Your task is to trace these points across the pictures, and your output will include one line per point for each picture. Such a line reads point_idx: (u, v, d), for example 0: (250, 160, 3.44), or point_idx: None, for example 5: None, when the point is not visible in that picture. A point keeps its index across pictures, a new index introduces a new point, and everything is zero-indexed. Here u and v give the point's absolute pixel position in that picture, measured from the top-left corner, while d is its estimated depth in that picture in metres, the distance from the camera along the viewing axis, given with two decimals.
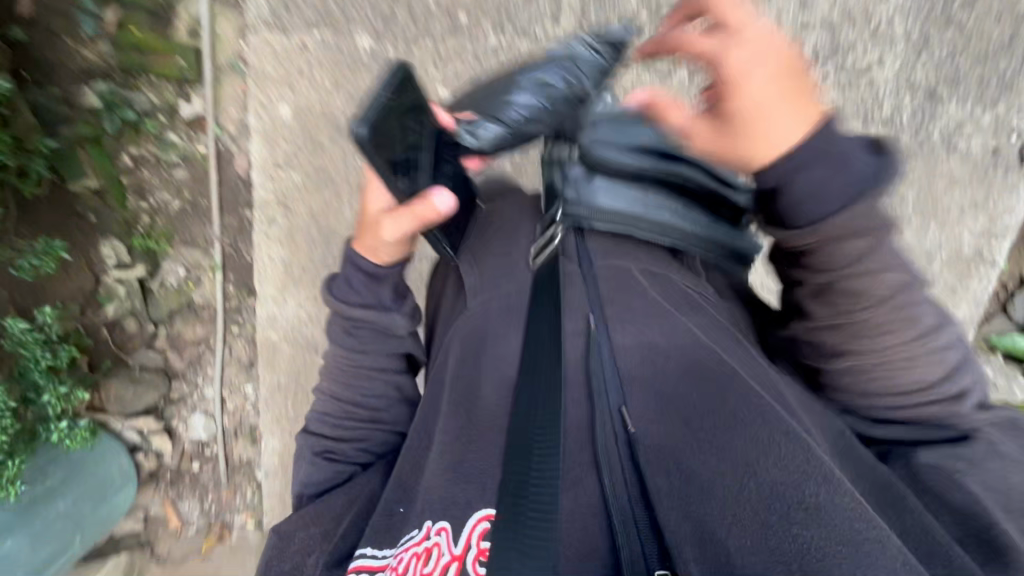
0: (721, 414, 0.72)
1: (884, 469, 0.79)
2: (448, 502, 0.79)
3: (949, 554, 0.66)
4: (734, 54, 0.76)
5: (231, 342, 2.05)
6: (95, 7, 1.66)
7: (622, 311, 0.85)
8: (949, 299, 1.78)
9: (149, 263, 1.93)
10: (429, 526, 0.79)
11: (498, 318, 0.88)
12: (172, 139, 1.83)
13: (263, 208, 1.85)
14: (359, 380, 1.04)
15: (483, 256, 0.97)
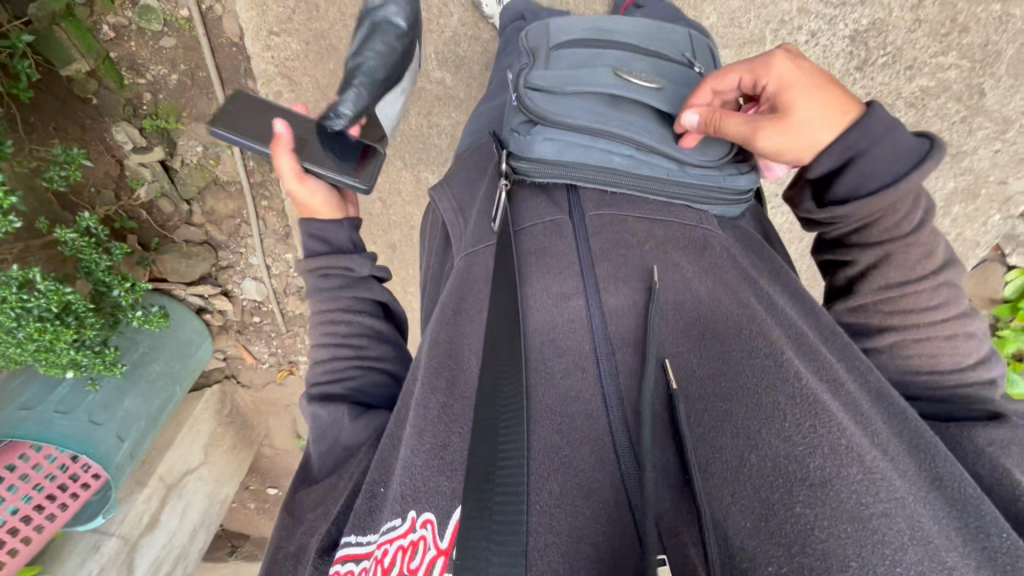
0: (738, 384, 0.70)
1: (921, 430, 0.68)
2: (431, 490, 0.68)
3: (993, 531, 0.57)
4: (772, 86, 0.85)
5: (264, 215, 2.14)
6: None
7: (608, 273, 0.82)
8: (1010, 170, 1.70)
9: (166, 142, 1.88)
10: (413, 516, 0.67)
11: (481, 272, 0.88)
12: (151, 3, 1.70)
13: (267, 81, 1.78)
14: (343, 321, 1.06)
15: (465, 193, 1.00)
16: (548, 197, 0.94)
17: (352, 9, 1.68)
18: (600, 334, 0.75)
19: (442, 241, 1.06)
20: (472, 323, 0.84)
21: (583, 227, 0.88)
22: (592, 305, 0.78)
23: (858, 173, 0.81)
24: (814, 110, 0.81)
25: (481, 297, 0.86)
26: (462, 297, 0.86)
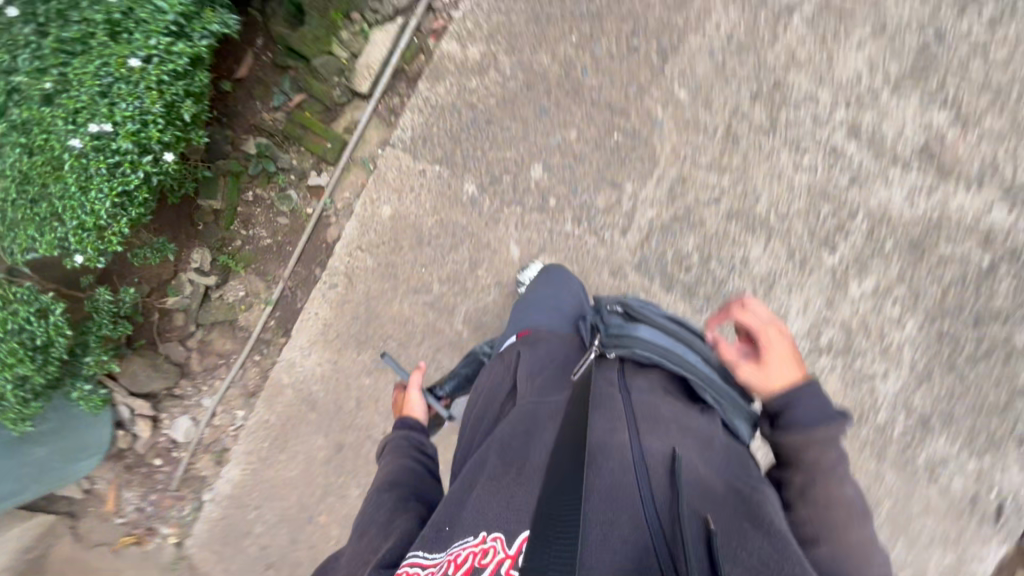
0: (734, 534, 0.86)
1: None
2: (504, 518, 0.92)
3: None
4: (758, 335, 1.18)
5: (248, 366, 2.30)
6: (289, 90, 2.16)
7: (648, 422, 1.02)
8: None
9: (222, 276, 2.27)
10: (485, 534, 0.91)
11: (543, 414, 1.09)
12: (291, 194, 2.23)
13: (332, 275, 2.19)
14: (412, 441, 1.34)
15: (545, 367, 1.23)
16: (601, 371, 1.14)
17: (424, 261, 2.11)
18: (640, 463, 0.93)
19: (504, 395, 1.24)
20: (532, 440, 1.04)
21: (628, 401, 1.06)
22: (633, 440, 0.97)
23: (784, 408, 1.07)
24: (779, 356, 1.12)
25: (542, 425, 1.07)
26: (529, 423, 1.09)
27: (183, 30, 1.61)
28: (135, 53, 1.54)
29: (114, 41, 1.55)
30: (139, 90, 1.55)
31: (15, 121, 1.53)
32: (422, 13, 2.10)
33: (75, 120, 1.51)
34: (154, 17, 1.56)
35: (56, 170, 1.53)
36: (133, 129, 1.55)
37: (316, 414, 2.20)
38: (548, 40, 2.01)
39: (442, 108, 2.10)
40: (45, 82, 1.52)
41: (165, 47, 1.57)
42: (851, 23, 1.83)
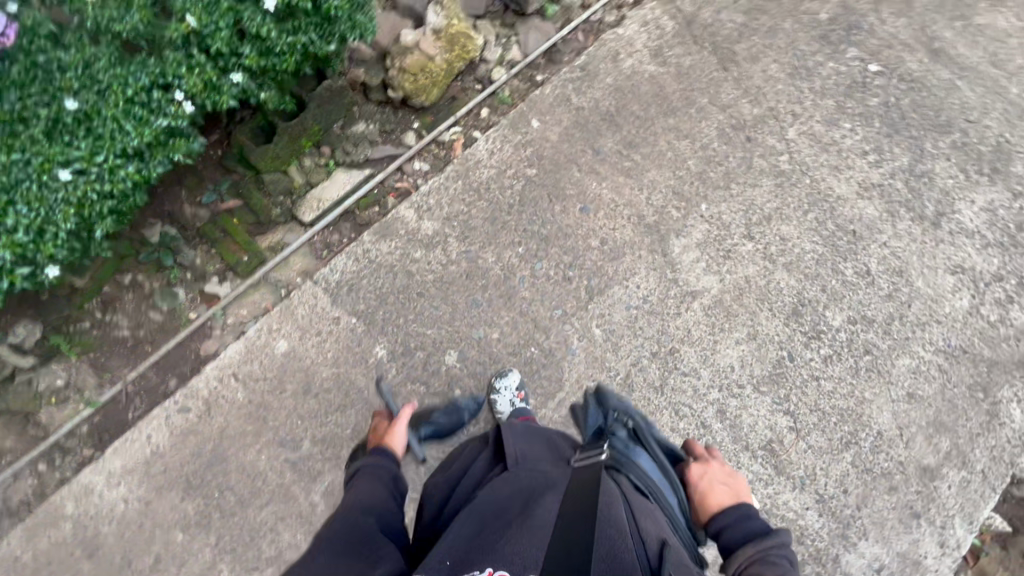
0: None
1: None
2: (514, 557, 1.09)
3: None
4: (702, 473, 1.56)
5: (24, 475, 1.82)
6: (225, 191, 2.02)
7: (639, 509, 1.27)
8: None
9: (43, 357, 1.87)
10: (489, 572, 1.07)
11: (544, 483, 1.28)
12: (178, 292, 1.97)
13: (189, 396, 1.90)
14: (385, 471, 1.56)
15: (536, 441, 1.44)
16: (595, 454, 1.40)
17: (303, 412, 1.93)
18: (637, 542, 1.15)
19: (493, 459, 1.42)
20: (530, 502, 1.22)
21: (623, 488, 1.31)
22: (632, 524, 1.20)
23: (726, 529, 1.35)
24: (721, 485, 1.50)
25: (544, 492, 1.24)
26: (530, 488, 1.25)
27: (143, 155, 1.59)
28: (68, 163, 1.48)
29: (49, 139, 1.46)
30: (53, 199, 1.49)
31: None
32: (390, 172, 2.17)
33: None
34: (112, 138, 1.51)
35: None
36: (22, 239, 1.47)
37: (92, 562, 1.75)
38: (498, 242, 2.15)
39: (378, 264, 2.08)
40: None
41: (107, 168, 1.53)
42: (734, 323, 2.23)
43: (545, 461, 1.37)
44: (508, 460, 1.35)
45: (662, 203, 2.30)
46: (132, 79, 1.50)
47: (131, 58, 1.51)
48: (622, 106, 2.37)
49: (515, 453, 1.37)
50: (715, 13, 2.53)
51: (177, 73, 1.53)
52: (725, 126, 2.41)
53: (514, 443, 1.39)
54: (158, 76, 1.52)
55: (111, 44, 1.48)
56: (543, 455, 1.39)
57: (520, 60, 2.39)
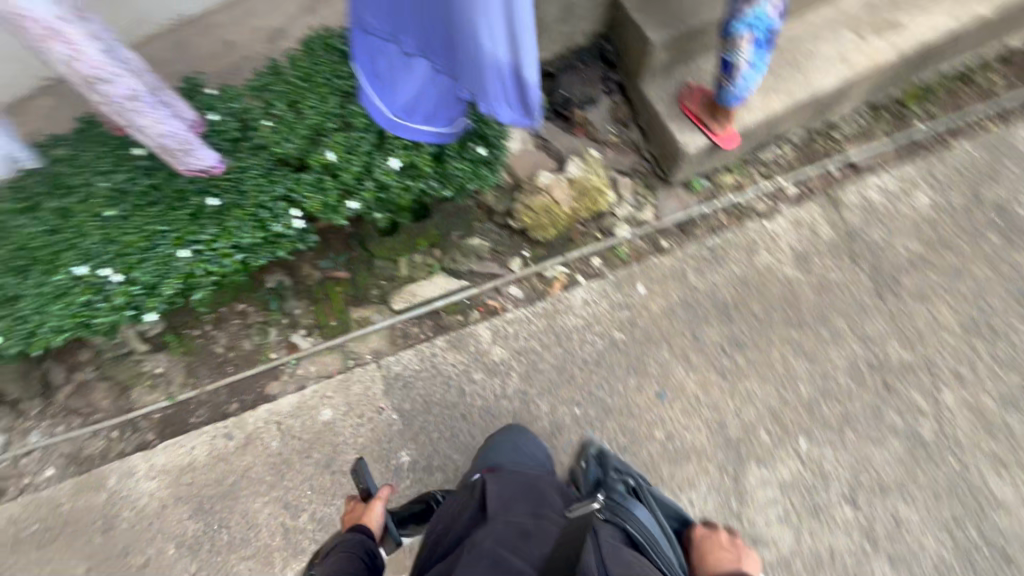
0: None
1: None
2: None
3: None
4: (712, 539, 1.62)
5: (97, 437, 2.12)
6: (341, 261, 2.27)
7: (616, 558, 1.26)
8: None
9: (155, 346, 2.20)
10: None
11: (523, 526, 1.31)
12: (270, 332, 2.22)
13: (238, 426, 2.09)
14: (352, 543, 1.57)
15: (514, 486, 1.45)
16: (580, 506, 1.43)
17: (317, 484, 2.00)
18: None
19: (473, 506, 1.42)
20: (509, 546, 1.24)
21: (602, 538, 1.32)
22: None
23: None
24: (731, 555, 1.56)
25: (520, 541, 1.26)
26: (508, 535, 1.27)
27: (251, 249, 1.79)
28: (195, 240, 1.73)
29: (191, 220, 1.75)
30: (171, 265, 1.72)
31: (66, 211, 1.72)
32: (485, 290, 2.24)
33: (104, 251, 1.69)
34: (234, 231, 1.74)
35: (52, 264, 1.68)
36: (133, 291, 1.71)
37: (102, 539, 1.96)
38: (557, 394, 2.08)
39: (438, 371, 2.13)
40: (116, 207, 1.72)
41: (221, 252, 1.75)
42: None
43: (522, 507, 1.39)
44: (489, 512, 1.36)
45: (752, 421, 2.02)
46: (270, 189, 1.77)
47: (277, 171, 1.79)
48: (741, 300, 2.19)
49: (496, 506, 1.37)
50: (886, 235, 2.27)
51: (305, 192, 1.77)
52: (859, 361, 2.08)
53: (495, 496, 1.40)
54: (290, 191, 1.78)
55: (267, 159, 1.79)
56: (524, 506, 1.39)
57: (651, 222, 2.34)
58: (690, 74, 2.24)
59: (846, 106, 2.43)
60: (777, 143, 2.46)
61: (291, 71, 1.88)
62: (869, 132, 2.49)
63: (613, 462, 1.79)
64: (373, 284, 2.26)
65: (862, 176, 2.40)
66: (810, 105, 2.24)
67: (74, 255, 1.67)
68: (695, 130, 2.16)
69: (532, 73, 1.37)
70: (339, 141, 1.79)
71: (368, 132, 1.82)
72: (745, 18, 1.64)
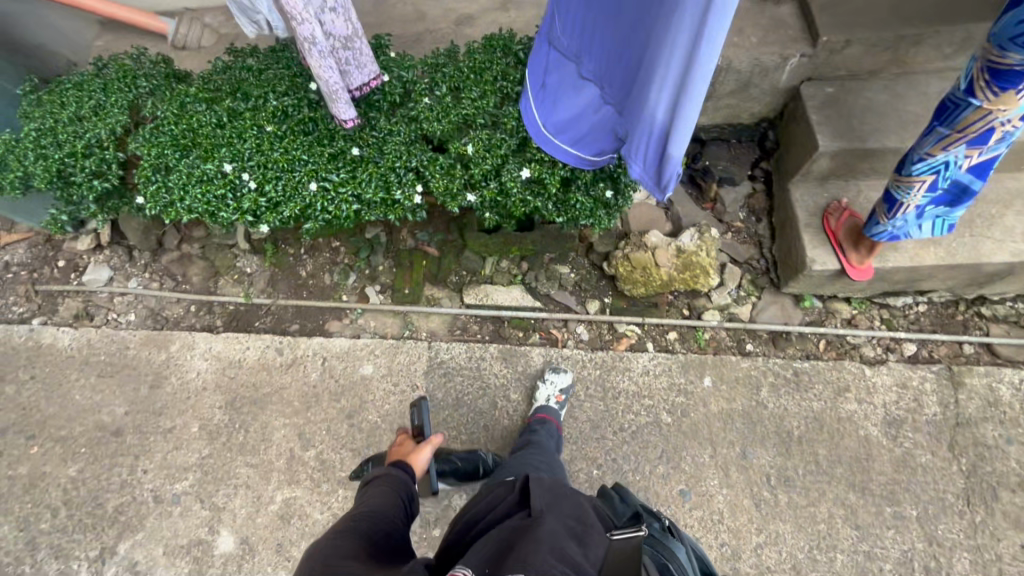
0: None
1: None
2: None
3: None
4: None
5: (179, 304, 2.35)
6: (435, 239, 2.35)
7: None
8: None
9: (255, 247, 2.41)
10: None
11: (573, 530, 1.13)
12: (350, 276, 2.35)
13: (290, 346, 2.23)
14: (389, 485, 1.40)
15: (559, 486, 1.27)
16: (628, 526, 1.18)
17: (333, 429, 2.08)
18: None
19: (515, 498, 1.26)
20: (556, 544, 1.07)
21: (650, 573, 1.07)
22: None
23: None
24: None
25: (566, 543, 1.08)
26: (556, 536, 1.09)
27: (369, 205, 1.91)
28: (327, 179, 1.87)
29: (331, 159, 1.89)
30: (300, 192, 1.88)
31: (238, 112, 1.92)
32: (553, 318, 2.25)
33: (253, 159, 1.88)
34: (362, 183, 1.87)
35: (209, 153, 1.88)
36: (261, 201, 1.87)
37: (147, 392, 2.16)
38: (582, 448, 2.05)
39: (479, 375, 2.16)
40: (276, 123, 1.89)
41: (344, 196, 1.88)
42: None
43: (568, 506, 1.21)
44: (534, 505, 1.19)
45: (770, 565, 1.85)
46: (406, 158, 1.88)
47: (416, 144, 1.90)
48: (808, 438, 2.02)
49: (541, 504, 1.19)
50: (1002, 439, 2.00)
51: (435, 172, 1.87)
52: (915, 559, 1.85)
53: (541, 494, 1.22)
54: (421, 166, 1.88)
55: (412, 130, 1.89)
56: (569, 509, 1.20)
57: (743, 320, 2.23)
58: (846, 192, 2.10)
59: (1010, 285, 2.17)
60: (913, 294, 2.25)
61: (466, 57, 1.95)
62: (1023, 321, 2.22)
63: (644, 503, 1.40)
64: (455, 270, 2.33)
65: (998, 365, 2.13)
66: (968, 270, 2.02)
67: (230, 153, 1.87)
68: (829, 249, 2.02)
69: (677, 150, 1.30)
70: (483, 135, 1.84)
71: (512, 136, 1.85)
72: (933, 161, 1.49)
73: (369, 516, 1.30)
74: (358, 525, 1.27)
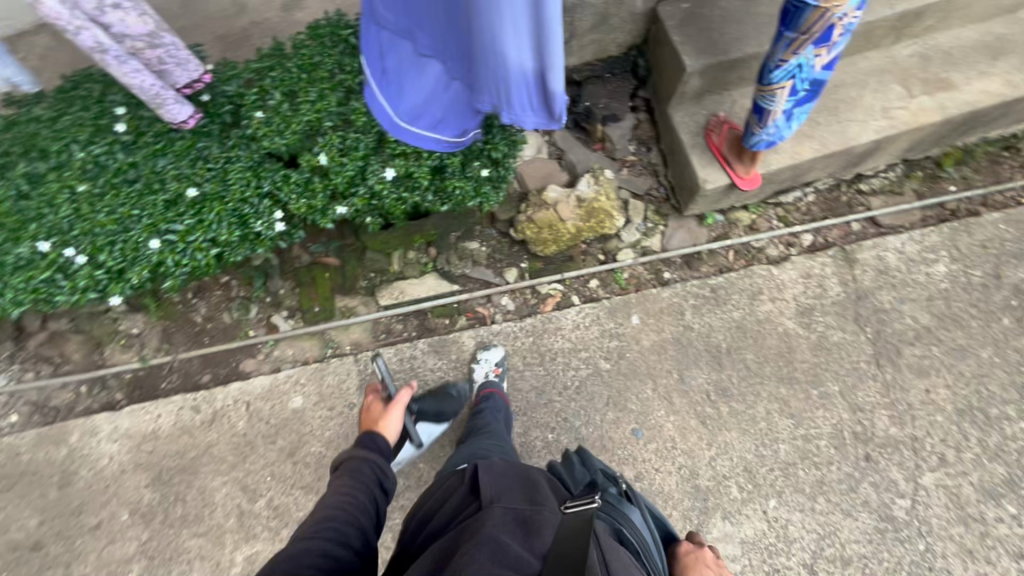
0: None
1: None
2: None
3: None
4: None
5: (65, 389, 2.09)
6: (332, 248, 2.19)
7: (619, 559, 1.05)
8: None
9: (134, 306, 2.14)
10: None
11: (519, 516, 1.13)
12: (251, 310, 2.17)
13: (206, 400, 2.06)
14: (366, 468, 1.35)
15: (506, 472, 1.29)
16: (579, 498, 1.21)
17: (277, 472, 1.98)
18: None
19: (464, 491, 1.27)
20: (502, 533, 1.07)
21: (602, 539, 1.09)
22: (603, 565, 1.01)
23: None
24: None
25: (513, 530, 1.09)
26: (501, 525, 1.09)
27: (229, 245, 1.81)
28: (172, 229, 1.75)
29: (169, 208, 1.76)
30: (144, 251, 1.74)
31: (48, 182, 1.74)
32: (475, 297, 2.18)
33: (79, 231, 1.72)
34: (212, 225, 1.76)
35: (25, 236, 1.70)
36: (104, 272, 1.73)
37: (57, 494, 1.95)
38: (532, 417, 2.06)
39: (415, 375, 2.09)
40: (95, 185, 1.74)
41: (197, 243, 1.76)
42: None
43: (516, 491, 1.22)
44: (482, 497, 1.19)
45: (725, 473, 1.98)
46: (254, 186, 1.80)
47: (267, 165, 1.82)
48: (736, 348, 2.13)
49: (490, 492, 1.19)
50: (897, 302, 2.19)
51: (290, 194, 1.80)
52: (845, 429, 2.03)
53: (490, 483, 1.23)
54: (277, 188, 1.81)
55: (257, 151, 1.81)
56: (518, 493, 1.21)
57: (657, 251, 2.27)
58: (722, 105, 2.13)
59: (880, 160, 2.32)
60: (801, 187, 2.37)
61: (293, 58, 1.85)
62: (897, 189, 2.40)
63: (602, 465, 1.44)
64: (362, 275, 2.20)
65: (883, 235, 2.31)
66: (842, 155, 2.13)
67: (50, 230, 1.71)
68: (716, 166, 2.06)
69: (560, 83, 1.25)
70: (333, 140, 1.77)
71: (365, 136, 1.79)
72: (786, 65, 1.54)
73: (353, 507, 1.24)
74: (338, 519, 1.20)
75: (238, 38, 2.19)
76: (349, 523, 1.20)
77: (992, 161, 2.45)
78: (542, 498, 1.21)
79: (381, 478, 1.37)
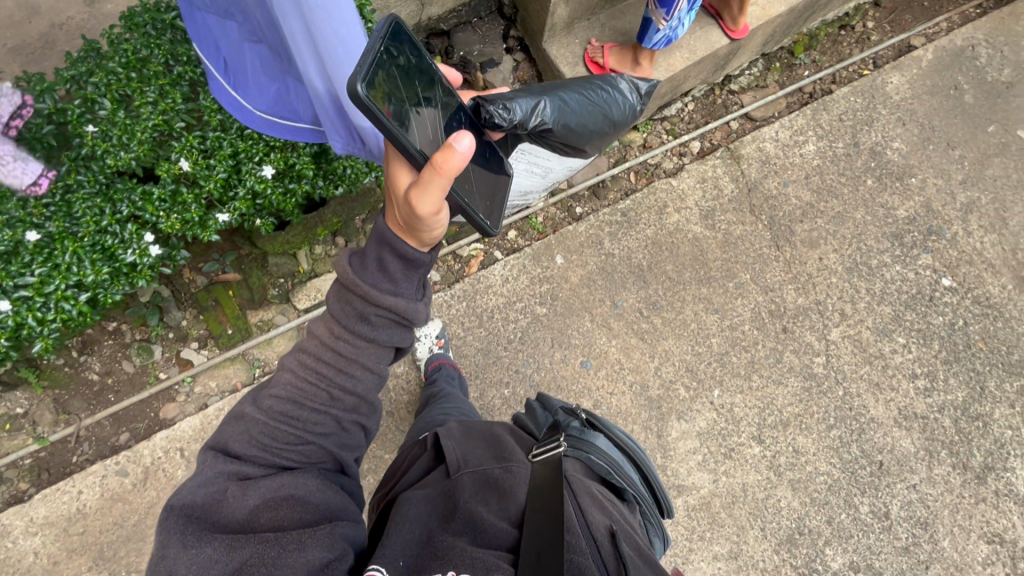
0: None
1: None
2: (470, 560, 0.95)
3: None
4: None
5: None
6: (229, 262, 2.00)
7: (590, 498, 1.11)
8: None
9: (9, 381, 1.85)
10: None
11: (488, 480, 1.13)
12: (155, 350, 1.95)
13: (132, 459, 1.86)
14: (368, 321, 1.09)
15: (470, 435, 1.29)
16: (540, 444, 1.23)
17: None
18: (587, 534, 1.01)
19: (429, 463, 1.28)
20: (475, 506, 1.07)
21: (571, 482, 1.12)
22: (578, 514, 1.04)
23: None
24: None
25: (487, 499, 1.09)
26: (474, 499, 1.09)
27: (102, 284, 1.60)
28: (19, 283, 1.52)
29: (6, 260, 1.52)
30: None
31: None
32: None
33: None
34: (70, 267, 1.55)
35: None
36: None
37: None
38: (486, 378, 2.07)
39: None
40: None
41: (56, 294, 1.55)
42: (716, 534, 1.98)
43: (484, 451, 1.23)
44: (449, 467, 1.18)
45: (671, 378, 2.12)
46: (105, 211, 1.58)
47: (118, 186, 1.60)
48: (655, 263, 2.24)
49: (457, 459, 1.19)
50: (781, 185, 2.40)
51: (156, 211, 1.61)
52: (762, 310, 2.24)
53: (455, 450, 1.23)
54: (139, 209, 1.61)
55: (100, 172, 1.58)
56: (486, 452, 1.22)
57: (564, 189, 2.31)
58: (593, 30, 2.12)
59: (742, 58, 2.47)
60: (680, 99, 2.48)
61: (113, 54, 1.58)
62: (761, 84, 2.58)
63: (560, 401, 1.46)
64: (271, 283, 2.04)
65: (758, 128, 2.49)
66: (710, 60, 2.24)
67: None
68: None
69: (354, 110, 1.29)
70: (191, 143, 1.61)
71: (226, 134, 1.63)
72: None
73: (338, 378, 1.09)
74: (311, 390, 1.08)
75: (38, 46, 1.86)
76: (325, 396, 1.08)
77: (832, 41, 2.69)
78: (510, 451, 1.21)
79: (386, 341, 1.12)
